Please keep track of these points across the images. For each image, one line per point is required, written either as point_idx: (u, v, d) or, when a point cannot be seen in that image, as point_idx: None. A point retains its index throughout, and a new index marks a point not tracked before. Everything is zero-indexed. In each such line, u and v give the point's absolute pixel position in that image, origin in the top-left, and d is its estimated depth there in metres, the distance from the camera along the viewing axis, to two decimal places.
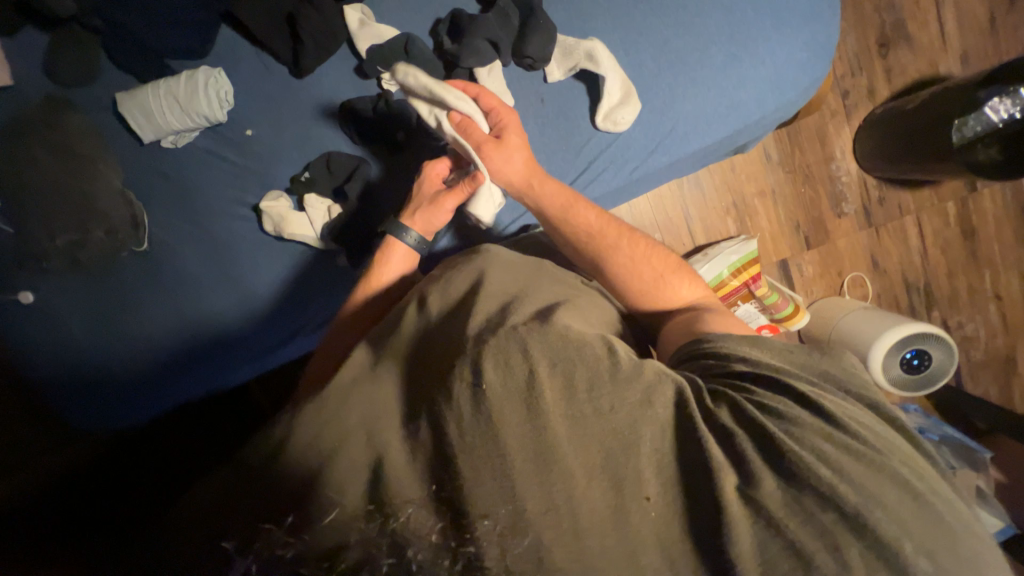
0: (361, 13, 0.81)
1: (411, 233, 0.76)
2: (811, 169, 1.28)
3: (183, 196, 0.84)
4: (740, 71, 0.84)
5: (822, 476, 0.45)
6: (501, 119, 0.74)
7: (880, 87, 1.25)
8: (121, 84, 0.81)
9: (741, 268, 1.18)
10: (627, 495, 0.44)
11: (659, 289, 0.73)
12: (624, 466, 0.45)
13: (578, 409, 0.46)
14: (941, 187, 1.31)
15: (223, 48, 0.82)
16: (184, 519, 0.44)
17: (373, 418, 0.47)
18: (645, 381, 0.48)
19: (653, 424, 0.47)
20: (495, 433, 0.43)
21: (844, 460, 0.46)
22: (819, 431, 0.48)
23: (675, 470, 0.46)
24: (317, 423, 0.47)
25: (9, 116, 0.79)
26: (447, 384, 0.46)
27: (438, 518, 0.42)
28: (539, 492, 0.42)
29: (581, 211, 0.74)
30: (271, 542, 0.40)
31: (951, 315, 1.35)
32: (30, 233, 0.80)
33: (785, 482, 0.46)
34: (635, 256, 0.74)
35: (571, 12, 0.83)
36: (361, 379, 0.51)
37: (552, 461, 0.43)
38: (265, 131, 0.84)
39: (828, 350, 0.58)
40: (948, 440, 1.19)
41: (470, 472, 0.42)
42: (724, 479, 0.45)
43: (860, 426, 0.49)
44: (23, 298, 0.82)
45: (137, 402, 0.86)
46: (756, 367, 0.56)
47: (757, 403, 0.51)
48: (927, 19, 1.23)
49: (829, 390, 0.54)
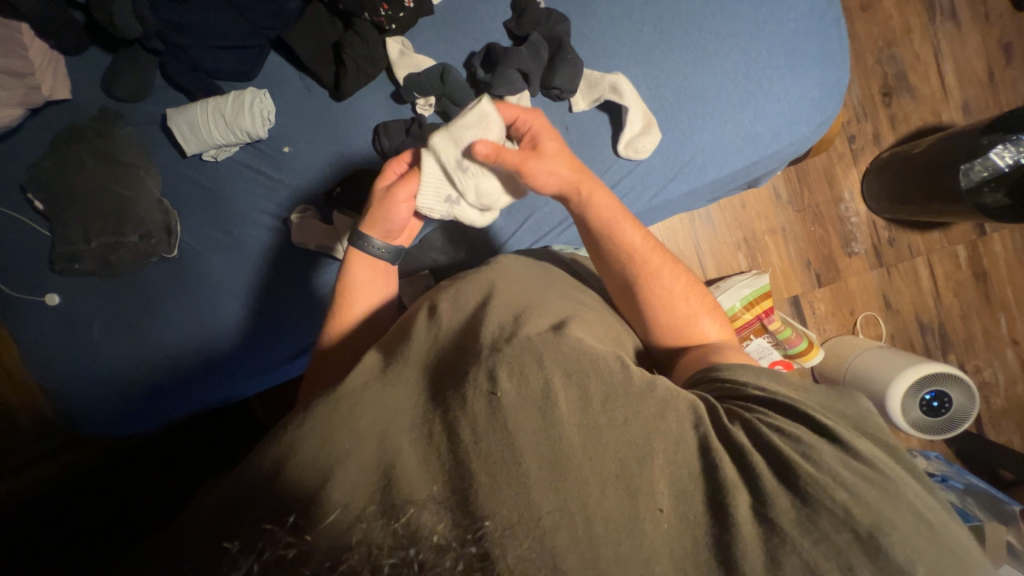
0: (401, 44, 0.86)
1: (373, 242, 0.72)
2: (820, 208, 1.30)
3: (215, 205, 0.88)
4: (755, 105, 0.88)
5: (837, 496, 0.43)
6: (531, 128, 0.72)
7: (885, 132, 1.30)
8: (172, 101, 0.87)
9: (753, 301, 1.17)
10: (640, 503, 0.42)
11: (685, 325, 0.70)
12: (638, 475, 0.43)
13: (593, 419, 0.45)
14: (951, 230, 1.32)
15: (270, 71, 0.88)
16: (191, 512, 0.42)
17: (386, 423, 0.45)
18: (657, 397, 0.48)
19: (666, 440, 0.46)
20: (510, 441, 0.42)
21: (863, 487, 0.44)
22: (832, 454, 0.46)
23: (686, 479, 0.45)
24: (327, 429, 0.45)
25: (65, 126, 0.85)
26: (459, 390, 0.46)
27: (444, 520, 0.39)
28: (551, 495, 0.41)
29: (623, 230, 0.72)
30: (273, 543, 0.37)
31: (968, 358, 1.33)
32: (65, 235, 0.83)
33: (800, 501, 0.43)
34: (673, 288, 0.71)
35: (596, 48, 0.89)
36: (371, 384, 0.49)
37: (563, 469, 0.42)
38: (301, 147, 0.88)
39: (848, 389, 0.55)
40: (973, 490, 1.12)
41: (483, 475, 0.41)
42: (737, 497, 0.43)
43: (875, 456, 0.47)
44: (48, 298, 0.84)
45: (145, 411, 0.87)
46: (770, 394, 0.54)
47: (767, 422, 0.50)
48: (927, 72, 1.30)
49: (848, 428, 0.50)
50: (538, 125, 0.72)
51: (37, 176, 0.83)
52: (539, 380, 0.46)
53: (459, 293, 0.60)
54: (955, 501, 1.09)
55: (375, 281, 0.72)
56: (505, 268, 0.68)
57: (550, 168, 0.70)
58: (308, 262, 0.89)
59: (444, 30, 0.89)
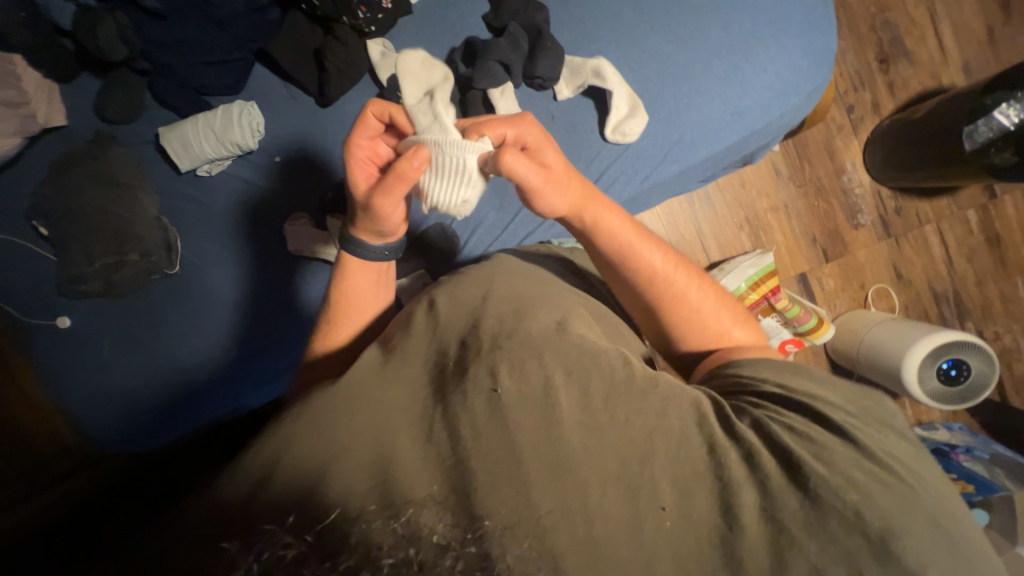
0: (382, 45, 0.87)
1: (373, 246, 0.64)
2: (822, 182, 1.28)
3: (211, 221, 0.89)
4: (742, 80, 0.87)
5: (846, 497, 0.43)
6: (530, 142, 0.58)
7: (884, 99, 1.27)
8: (165, 120, 0.88)
9: (759, 281, 1.16)
10: (641, 503, 0.42)
11: (709, 332, 0.66)
12: (640, 474, 0.43)
13: (594, 419, 0.45)
14: (960, 195, 1.29)
15: (257, 83, 0.89)
16: (184, 520, 0.39)
17: (385, 425, 0.45)
18: (660, 394, 0.47)
19: (668, 436, 0.45)
20: (511, 437, 0.42)
21: (873, 487, 0.44)
22: (845, 454, 0.46)
23: (688, 476, 0.44)
24: (324, 430, 0.44)
25: (62, 152, 0.87)
26: (458, 387, 0.46)
27: (444, 519, 0.37)
28: (551, 494, 0.40)
29: (646, 256, 0.65)
30: (271, 542, 0.34)
31: (986, 325, 1.29)
32: (69, 259, 0.85)
33: (809, 501, 0.43)
34: (701, 302, 0.66)
35: (577, 35, 0.88)
36: (372, 377, 0.49)
37: (565, 467, 0.42)
38: (291, 157, 0.89)
39: (871, 388, 0.55)
40: (1000, 459, 1.09)
41: (484, 474, 0.40)
42: (740, 492, 0.43)
43: (888, 453, 0.47)
44: (60, 322, 0.86)
45: (156, 425, 0.88)
46: (788, 393, 0.53)
47: (776, 419, 0.49)
48: (924, 35, 1.27)
49: (867, 425, 0.50)
50: (535, 135, 0.59)
51: (38, 203, 0.85)
52: (539, 379, 0.46)
53: (456, 290, 0.58)
54: (979, 472, 1.07)
55: (377, 281, 0.67)
56: (504, 264, 0.67)
57: (519, 178, 0.55)
58: (305, 274, 0.90)
59: (426, 29, 0.90)
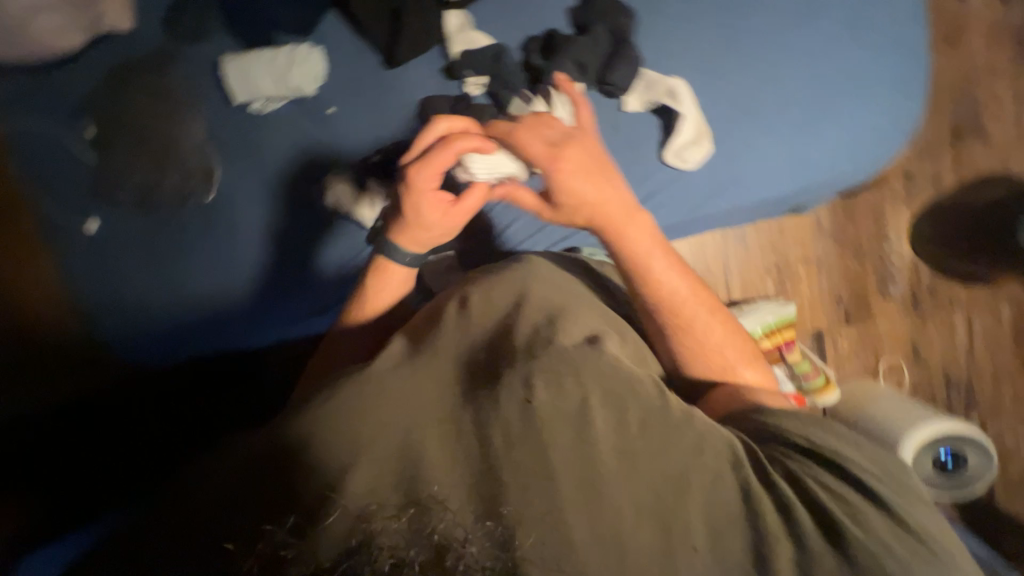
0: (460, 18, 0.86)
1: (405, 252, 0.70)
2: (862, 245, 1.25)
3: (250, 156, 0.88)
4: (816, 131, 0.85)
5: (881, 561, 0.44)
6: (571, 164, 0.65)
7: (947, 174, 1.23)
8: (226, 46, 0.87)
9: (776, 329, 1.14)
10: (674, 537, 0.43)
11: (719, 366, 0.67)
12: (675, 508, 0.44)
13: (630, 445, 0.46)
14: (999, 288, 1.25)
15: (325, 29, 0.87)
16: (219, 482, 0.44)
17: (411, 416, 0.46)
18: (695, 430, 0.48)
19: (702, 474, 0.46)
20: (544, 450, 0.44)
21: (907, 555, 0.45)
22: (876, 517, 0.47)
23: (722, 519, 0.45)
24: (352, 414, 0.46)
25: (121, 57, 0.86)
26: (493, 390, 0.47)
27: (464, 519, 0.41)
28: (586, 513, 0.42)
29: (664, 279, 0.67)
30: (308, 533, 0.39)
31: (992, 422, 1.27)
32: (110, 167, 0.86)
33: (845, 562, 0.44)
34: (716, 335, 0.67)
35: (658, 47, 0.85)
36: (398, 369, 0.50)
37: (600, 490, 0.44)
38: (345, 111, 0.88)
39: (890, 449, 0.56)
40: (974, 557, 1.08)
41: (515, 483, 0.43)
42: (776, 545, 0.44)
43: (916, 518, 0.48)
44: (87, 224, 0.87)
45: (161, 350, 0.89)
46: (813, 441, 0.53)
47: (808, 474, 0.50)
48: (1004, 117, 1.22)
49: (893, 487, 0.50)
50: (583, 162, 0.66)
51: (92, 103, 0.86)
52: (575, 397, 0.47)
53: (490, 291, 0.59)
54: None
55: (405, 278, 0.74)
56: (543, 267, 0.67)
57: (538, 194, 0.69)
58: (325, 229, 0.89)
59: (506, 9, 0.87)
